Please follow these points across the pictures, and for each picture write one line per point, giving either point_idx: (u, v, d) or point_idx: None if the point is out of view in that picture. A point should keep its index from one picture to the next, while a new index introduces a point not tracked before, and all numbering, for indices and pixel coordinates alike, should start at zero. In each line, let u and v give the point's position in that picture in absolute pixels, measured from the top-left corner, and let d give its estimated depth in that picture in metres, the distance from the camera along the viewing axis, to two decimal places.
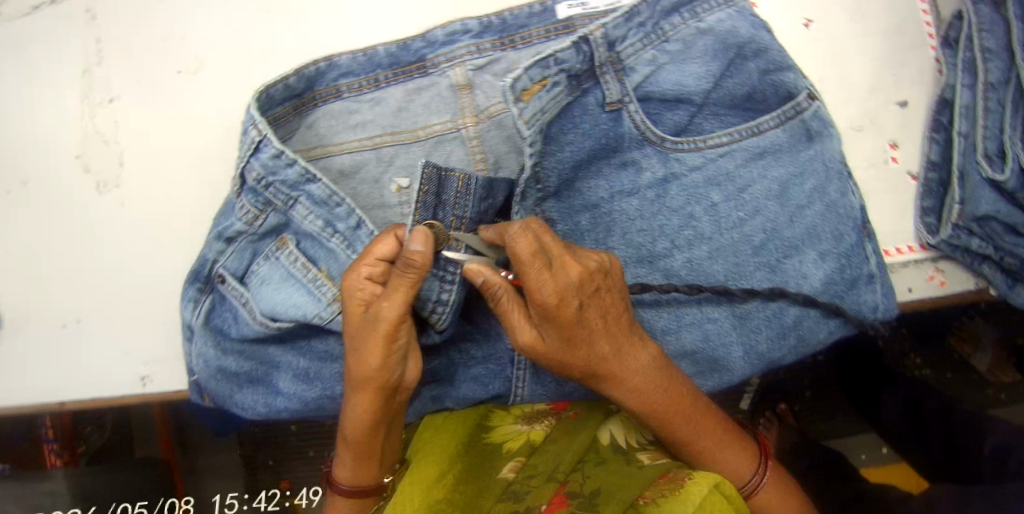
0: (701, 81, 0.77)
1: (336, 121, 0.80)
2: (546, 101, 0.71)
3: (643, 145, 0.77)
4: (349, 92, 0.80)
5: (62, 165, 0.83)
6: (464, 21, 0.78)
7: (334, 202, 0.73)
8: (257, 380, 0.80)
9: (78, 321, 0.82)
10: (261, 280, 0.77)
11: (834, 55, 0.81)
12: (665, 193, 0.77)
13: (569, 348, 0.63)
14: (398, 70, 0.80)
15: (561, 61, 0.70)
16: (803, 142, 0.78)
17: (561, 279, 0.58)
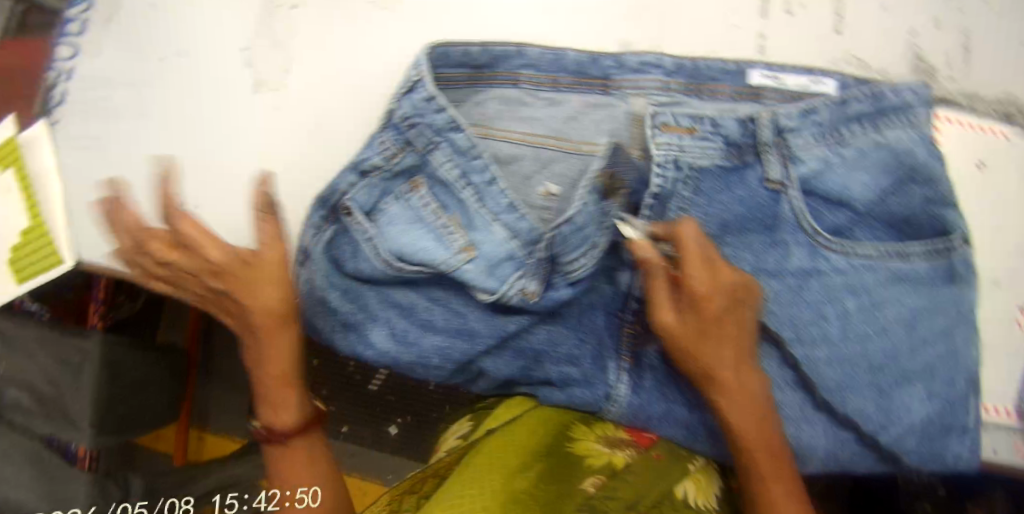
0: (868, 191, 0.76)
1: (506, 107, 0.79)
2: (692, 144, 0.75)
3: (796, 232, 0.77)
4: (526, 82, 0.78)
5: (228, 54, 0.83)
6: (661, 57, 0.77)
7: (474, 154, 0.72)
8: (353, 325, 0.78)
9: (194, 208, 0.81)
10: (389, 219, 0.74)
11: (994, 206, 0.82)
12: (805, 287, 0.77)
13: (700, 344, 0.69)
14: (581, 79, 0.78)
15: (718, 124, 0.75)
16: (943, 281, 0.77)
17: (716, 276, 0.68)
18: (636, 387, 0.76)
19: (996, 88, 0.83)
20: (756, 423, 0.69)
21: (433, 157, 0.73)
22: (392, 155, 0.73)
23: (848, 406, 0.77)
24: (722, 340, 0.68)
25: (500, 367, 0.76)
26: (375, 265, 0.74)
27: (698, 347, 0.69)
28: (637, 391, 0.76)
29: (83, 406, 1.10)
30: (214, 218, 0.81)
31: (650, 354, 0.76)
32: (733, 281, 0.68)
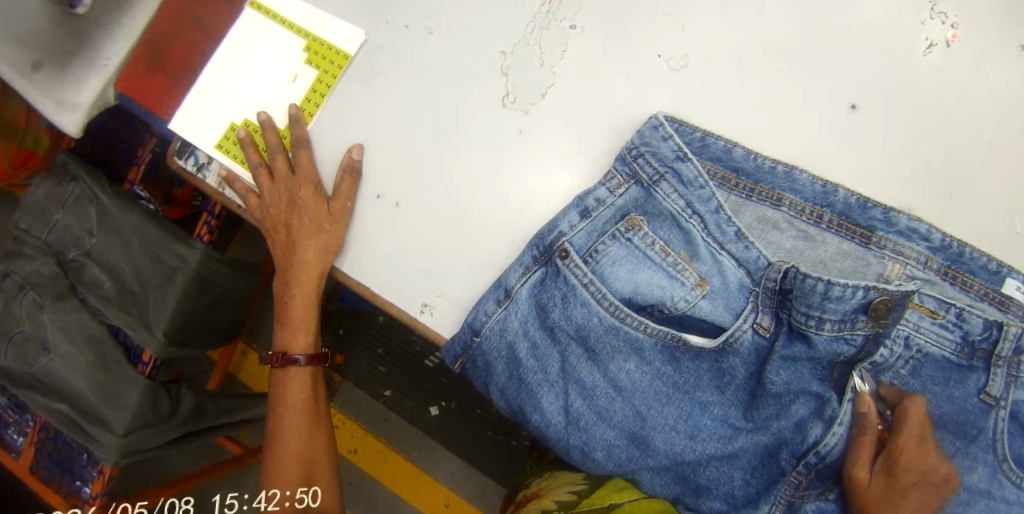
0: None
1: (758, 226, 0.72)
2: (923, 331, 0.72)
3: (986, 449, 0.73)
4: (788, 207, 0.72)
5: (485, 50, 0.76)
6: (934, 229, 0.71)
7: (701, 185, 0.68)
8: (526, 383, 0.68)
9: (396, 205, 0.74)
10: (611, 261, 0.68)
11: None
12: (972, 505, 0.73)
13: (882, 509, 0.66)
14: (844, 223, 0.72)
15: (965, 321, 0.71)
16: None
17: (920, 453, 0.67)
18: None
19: None
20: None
21: (659, 191, 0.68)
22: (617, 186, 0.69)
23: None
24: (907, 511, 0.66)
25: (657, 487, 0.72)
26: (595, 310, 0.66)
27: (879, 509, 0.66)
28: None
29: (162, 313, 0.97)
30: (414, 221, 0.74)
31: (810, 509, 0.70)
32: (935, 464, 0.67)
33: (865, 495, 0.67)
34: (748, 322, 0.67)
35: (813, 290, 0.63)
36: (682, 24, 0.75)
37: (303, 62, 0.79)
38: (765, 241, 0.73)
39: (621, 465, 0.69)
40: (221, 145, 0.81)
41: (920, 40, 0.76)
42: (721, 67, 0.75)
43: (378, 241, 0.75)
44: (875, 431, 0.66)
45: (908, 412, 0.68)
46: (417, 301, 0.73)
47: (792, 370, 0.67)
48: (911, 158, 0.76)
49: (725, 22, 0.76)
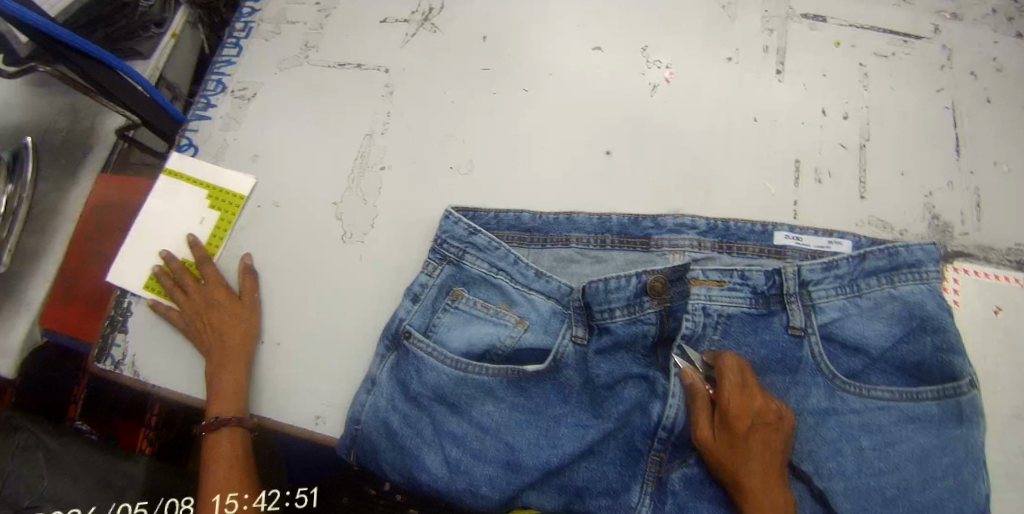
0: (882, 339, 0.86)
1: (558, 265, 0.90)
2: (720, 297, 0.87)
3: (815, 374, 0.85)
4: (576, 243, 0.90)
5: (318, 206, 0.97)
6: (696, 219, 0.88)
7: (494, 247, 0.87)
8: (407, 451, 0.86)
9: (279, 344, 0.93)
10: (447, 328, 0.87)
11: (1014, 346, 0.90)
12: (823, 425, 0.85)
13: (729, 457, 0.77)
14: (624, 239, 0.89)
15: (747, 278, 0.86)
16: (951, 422, 0.85)
17: (746, 398, 0.78)
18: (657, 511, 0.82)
19: (1006, 240, 0.93)
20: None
21: (466, 262, 0.88)
22: (434, 270, 0.89)
23: None
24: (752, 451, 0.76)
25: (545, 503, 0.85)
26: (442, 369, 0.85)
27: (725, 455, 0.77)
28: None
29: None
30: (299, 353, 0.92)
31: (677, 477, 0.83)
32: (765, 404, 0.78)
33: (714, 448, 0.78)
34: (566, 337, 0.85)
35: (597, 290, 0.83)
36: (461, 138, 0.97)
37: (207, 207, 0.99)
38: (569, 275, 0.89)
39: (506, 495, 0.83)
40: (147, 285, 0.98)
41: (645, 84, 0.98)
42: (499, 157, 0.95)
43: (272, 376, 0.92)
44: (701, 391, 0.79)
45: (723, 368, 0.80)
46: (311, 415, 0.91)
47: (613, 362, 0.85)
48: (670, 168, 0.93)
49: (490, 123, 0.97)
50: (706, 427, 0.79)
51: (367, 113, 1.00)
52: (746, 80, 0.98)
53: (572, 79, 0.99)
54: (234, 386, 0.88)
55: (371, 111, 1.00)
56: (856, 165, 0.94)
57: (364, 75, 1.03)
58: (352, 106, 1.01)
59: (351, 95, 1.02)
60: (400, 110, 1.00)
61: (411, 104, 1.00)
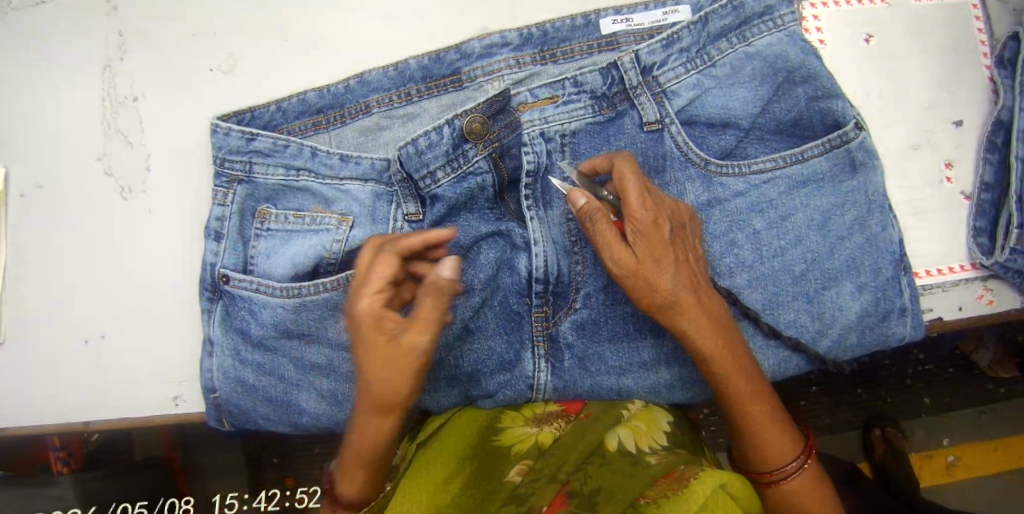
0: (749, 105, 0.76)
1: (366, 138, 0.81)
2: (557, 113, 0.76)
3: (685, 166, 0.77)
4: (378, 106, 0.80)
5: (86, 166, 0.86)
6: (504, 34, 0.79)
7: (282, 145, 0.76)
8: (277, 399, 0.79)
9: (103, 336, 0.84)
10: (264, 254, 0.76)
11: (891, 74, 0.82)
12: (707, 219, 0.76)
13: (658, 274, 0.62)
14: (431, 83, 0.80)
15: (580, 83, 0.76)
16: (847, 172, 0.77)
17: (654, 201, 0.64)
18: (556, 370, 0.78)
19: None
20: (725, 338, 0.66)
21: (258, 174, 0.77)
22: (224, 196, 0.77)
23: (783, 320, 0.76)
24: (675, 259, 0.63)
25: (443, 402, 0.78)
26: (275, 302, 0.75)
27: (656, 273, 0.62)
28: (558, 373, 0.78)
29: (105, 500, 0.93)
30: (126, 337, 0.84)
31: (567, 325, 0.78)
32: (670, 203, 0.66)
33: (639, 268, 0.62)
34: (399, 219, 0.77)
35: (408, 157, 0.72)
36: (211, 29, 0.87)
37: None
38: (382, 144, 0.81)
39: None
40: None
41: None
42: (265, 37, 0.86)
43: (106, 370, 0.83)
44: (603, 211, 0.63)
45: (623, 174, 0.63)
46: (167, 397, 0.84)
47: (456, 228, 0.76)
48: None
49: (240, 7, 0.87)
50: (621, 248, 0.62)
51: (98, 38, 0.87)
52: None
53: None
54: (372, 441, 0.62)
55: (101, 37, 0.87)
56: None
57: None
58: (84, 40, 0.87)
59: (77, 27, 0.87)
60: (128, 23, 0.87)
61: (142, 13, 0.87)
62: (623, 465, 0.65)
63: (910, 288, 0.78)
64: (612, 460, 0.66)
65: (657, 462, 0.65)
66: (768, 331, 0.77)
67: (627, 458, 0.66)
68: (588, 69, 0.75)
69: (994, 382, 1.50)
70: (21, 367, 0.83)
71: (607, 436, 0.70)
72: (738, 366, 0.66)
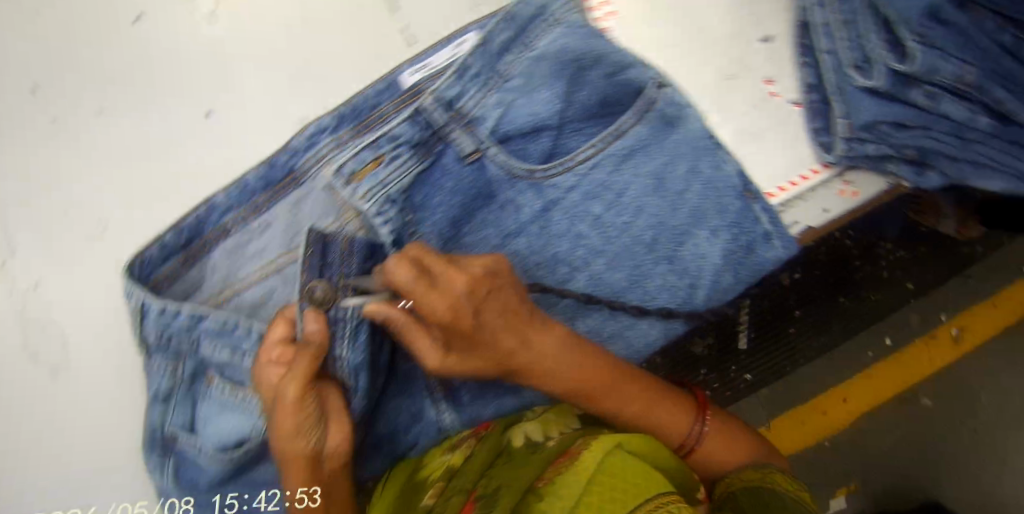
0: (552, 105, 0.80)
1: (233, 258, 0.86)
2: (386, 173, 0.76)
3: (513, 182, 0.80)
4: (235, 226, 0.85)
5: None
6: (318, 121, 0.84)
7: (230, 327, 0.81)
8: None
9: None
10: (204, 421, 0.82)
11: (688, 15, 0.84)
12: (549, 222, 0.79)
13: (477, 348, 0.67)
14: (273, 189, 0.85)
15: (395, 137, 0.76)
16: (665, 130, 0.79)
17: (445, 290, 0.63)
18: (460, 407, 0.80)
19: None
20: (576, 371, 0.70)
21: (205, 351, 0.81)
22: (174, 370, 0.81)
23: (653, 287, 0.79)
24: (492, 331, 0.67)
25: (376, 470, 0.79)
26: (211, 468, 0.81)
27: (475, 351, 0.67)
28: (463, 410, 0.80)
29: None
30: None
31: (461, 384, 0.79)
32: (470, 278, 0.64)
33: (457, 361, 0.67)
34: None
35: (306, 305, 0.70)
36: None
37: None
38: (250, 257, 0.86)
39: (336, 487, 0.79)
40: None
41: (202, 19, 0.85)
42: None
43: None
44: (401, 318, 0.63)
45: (398, 276, 0.61)
46: None
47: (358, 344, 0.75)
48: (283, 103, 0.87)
49: None
50: (430, 345, 0.65)
51: None
52: None
53: (125, 65, 0.83)
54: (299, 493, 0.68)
55: None
56: None
57: None
58: None
59: None
60: None
61: None
62: (522, 457, 0.69)
63: (770, 217, 0.79)
64: (516, 454, 0.70)
65: (554, 444, 0.69)
66: (644, 300, 0.80)
67: (529, 449, 0.71)
68: (396, 122, 0.76)
69: (973, 246, 1.52)
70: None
71: (512, 435, 0.75)
72: (601, 388, 0.72)
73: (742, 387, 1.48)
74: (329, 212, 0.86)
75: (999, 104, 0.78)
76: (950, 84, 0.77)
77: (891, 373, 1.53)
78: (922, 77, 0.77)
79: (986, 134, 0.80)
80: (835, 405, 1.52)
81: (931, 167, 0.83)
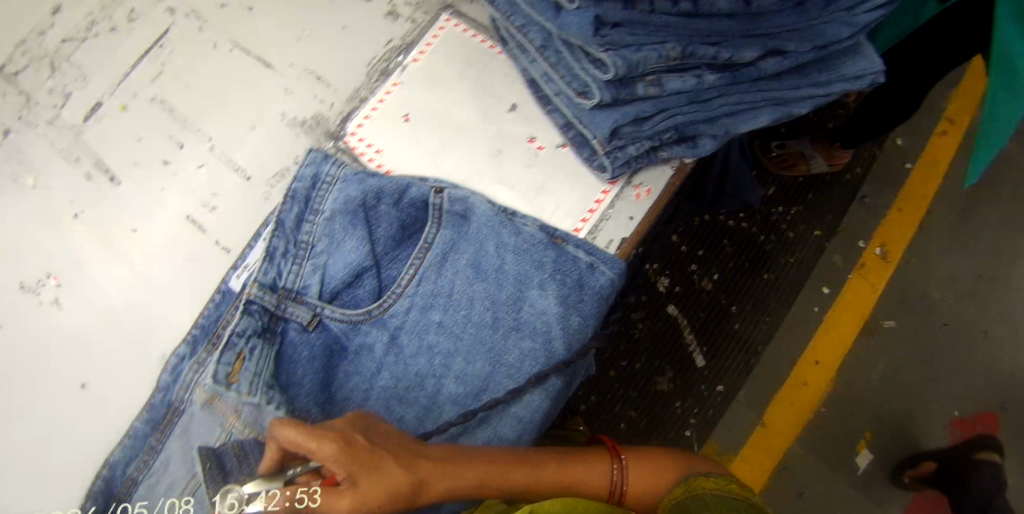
0: (360, 249, 0.87)
1: (148, 503, 0.88)
2: (252, 364, 0.80)
3: (357, 327, 0.86)
4: (139, 473, 0.89)
5: None
6: (177, 352, 0.91)
7: None
8: None
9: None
10: None
11: (441, 120, 0.95)
12: (400, 347, 0.84)
13: (385, 478, 0.63)
14: (160, 426, 0.90)
15: (240, 334, 0.80)
16: (462, 222, 0.87)
17: (332, 428, 0.64)
18: None
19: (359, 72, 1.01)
20: (478, 468, 0.71)
21: None
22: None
23: (516, 356, 0.83)
24: (390, 457, 0.65)
25: None
26: None
27: (388, 480, 0.63)
28: None
29: None
30: None
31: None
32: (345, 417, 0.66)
33: (375, 499, 0.63)
34: None
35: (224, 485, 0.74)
36: None
37: None
38: (162, 494, 0.89)
39: None
40: None
41: (47, 308, 0.94)
42: None
43: None
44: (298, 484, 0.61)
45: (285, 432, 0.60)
46: None
47: None
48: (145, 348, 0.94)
49: None
50: (338, 496, 0.61)
51: None
52: (103, 219, 0.97)
53: None
54: None
55: None
56: (227, 172, 0.99)
57: None
58: None
59: None
60: None
61: None
62: None
63: (580, 246, 0.85)
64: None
65: None
66: (513, 371, 0.83)
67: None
68: (237, 320, 0.80)
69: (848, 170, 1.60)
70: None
71: None
72: (510, 470, 0.73)
73: (720, 399, 1.47)
74: (213, 424, 0.88)
75: (718, 58, 0.83)
76: (664, 67, 0.83)
77: (846, 315, 1.52)
78: (634, 74, 0.82)
79: (721, 88, 0.88)
80: (812, 370, 1.50)
81: (701, 135, 0.92)
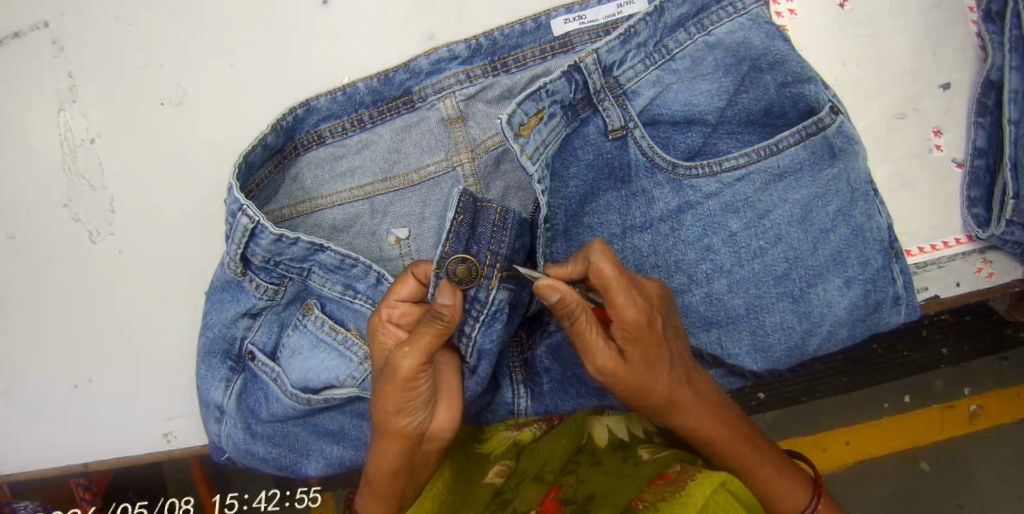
0: (714, 99, 0.71)
1: (321, 171, 0.78)
2: (546, 133, 0.66)
3: (653, 172, 0.73)
4: (331, 136, 0.77)
5: (49, 214, 0.81)
6: (451, 48, 0.73)
7: (347, 265, 0.70)
8: (285, 467, 0.79)
9: (91, 381, 0.82)
10: (293, 352, 0.74)
11: (870, 36, 0.78)
12: (678, 226, 0.74)
13: (651, 369, 0.59)
14: (383, 107, 0.77)
15: (552, 93, 0.65)
16: (826, 158, 0.72)
17: (643, 294, 0.57)
18: (536, 394, 0.77)
19: None
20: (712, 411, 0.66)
21: (313, 282, 0.71)
22: (275, 293, 0.72)
23: (770, 323, 0.74)
24: (671, 355, 0.60)
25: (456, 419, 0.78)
26: (285, 401, 0.73)
27: (653, 373, 0.59)
28: (538, 398, 0.77)
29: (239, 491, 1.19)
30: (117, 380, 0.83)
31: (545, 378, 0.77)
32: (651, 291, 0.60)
33: (633, 375, 0.58)
34: None
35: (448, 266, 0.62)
36: (157, 61, 0.79)
37: None
38: (342, 173, 0.78)
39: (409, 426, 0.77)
40: None
41: None
42: (206, 61, 0.79)
43: (101, 415, 0.83)
44: (578, 309, 0.55)
45: (602, 270, 0.54)
46: (159, 434, 0.83)
47: (489, 330, 0.65)
48: (418, 14, 0.80)
49: (185, 26, 0.79)
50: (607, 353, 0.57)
51: (44, 80, 0.79)
52: None
53: None
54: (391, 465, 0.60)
55: (49, 78, 0.79)
56: None
57: (18, 40, 0.78)
58: (24, 77, 0.79)
59: (17, 67, 0.79)
60: (78, 62, 0.79)
61: (88, 47, 0.79)
62: (615, 462, 0.68)
63: (904, 277, 0.74)
64: (602, 459, 0.69)
65: (654, 459, 0.67)
66: (758, 335, 0.74)
67: (617, 452, 0.70)
68: (557, 76, 0.64)
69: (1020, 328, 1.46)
70: (25, 416, 0.82)
71: (597, 431, 0.74)
72: (731, 437, 0.68)
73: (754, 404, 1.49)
74: (438, 148, 0.78)
75: None
76: None
77: (904, 435, 1.48)
78: None
79: None
80: (838, 446, 1.48)
81: None
